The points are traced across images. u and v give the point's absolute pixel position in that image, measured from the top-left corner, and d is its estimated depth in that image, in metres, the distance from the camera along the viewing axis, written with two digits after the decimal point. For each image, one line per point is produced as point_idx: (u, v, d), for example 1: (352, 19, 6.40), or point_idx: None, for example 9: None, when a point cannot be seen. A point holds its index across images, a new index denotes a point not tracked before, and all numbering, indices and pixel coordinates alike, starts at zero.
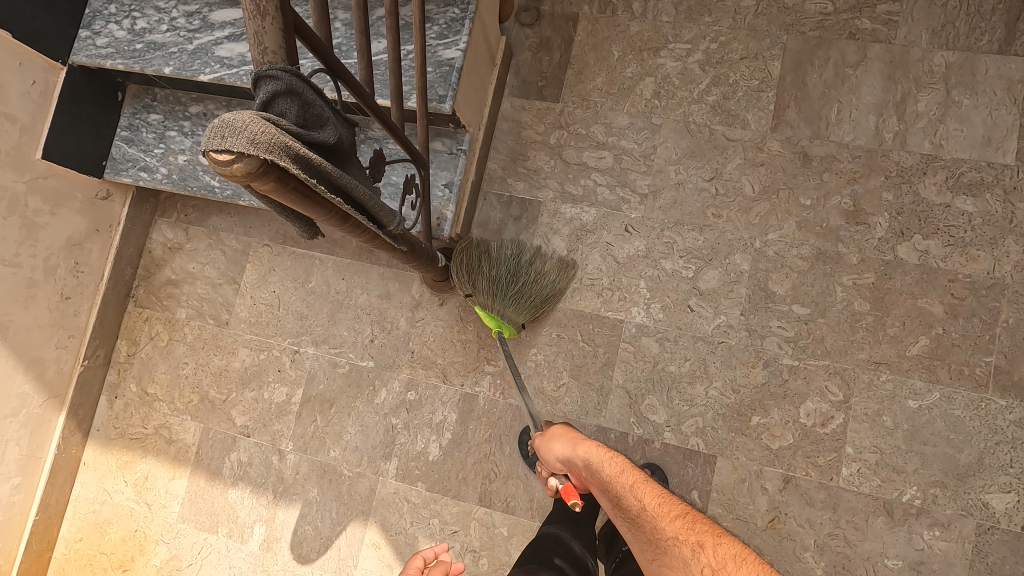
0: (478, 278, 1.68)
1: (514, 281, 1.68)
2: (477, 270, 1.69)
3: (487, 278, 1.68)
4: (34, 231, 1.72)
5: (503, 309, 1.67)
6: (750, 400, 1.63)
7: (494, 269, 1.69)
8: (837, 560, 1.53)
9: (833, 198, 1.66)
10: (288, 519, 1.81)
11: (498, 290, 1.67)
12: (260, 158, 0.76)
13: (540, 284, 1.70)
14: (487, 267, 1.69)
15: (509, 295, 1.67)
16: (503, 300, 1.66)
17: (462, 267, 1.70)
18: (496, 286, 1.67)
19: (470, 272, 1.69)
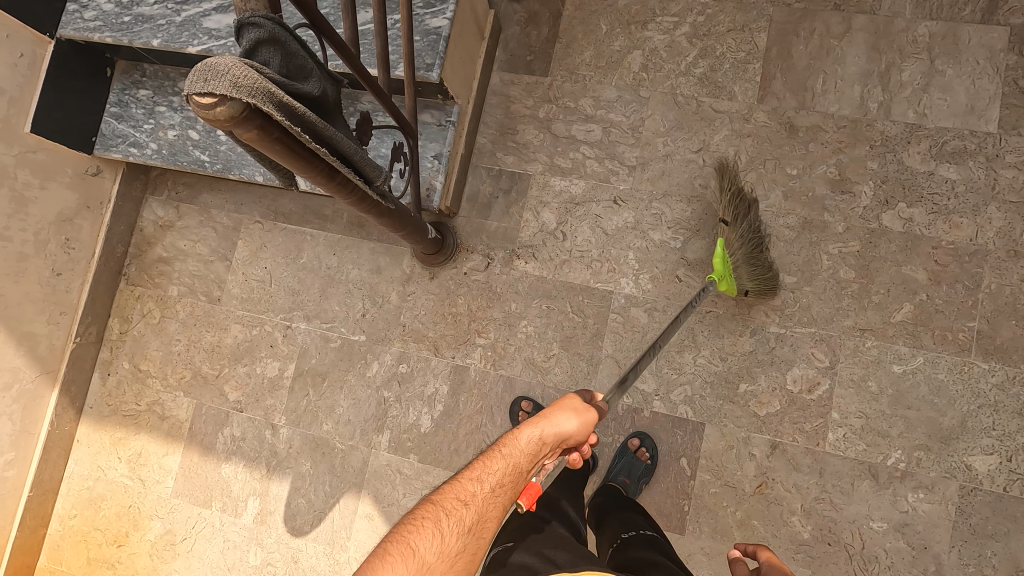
0: (744, 222, 1.59)
1: (761, 248, 1.60)
2: (744, 211, 1.60)
3: (748, 226, 1.59)
4: (24, 205, 1.73)
5: (741, 262, 1.56)
6: (738, 367, 1.64)
7: (754, 221, 1.60)
8: (824, 524, 1.55)
9: (819, 167, 1.68)
10: (282, 493, 1.82)
11: (750, 244, 1.58)
12: (242, 102, 0.78)
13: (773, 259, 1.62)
14: (750, 216, 1.60)
15: (755, 255, 1.58)
16: (748, 254, 1.57)
17: (730, 198, 1.60)
18: (751, 242, 1.58)
19: (734, 207, 1.59)
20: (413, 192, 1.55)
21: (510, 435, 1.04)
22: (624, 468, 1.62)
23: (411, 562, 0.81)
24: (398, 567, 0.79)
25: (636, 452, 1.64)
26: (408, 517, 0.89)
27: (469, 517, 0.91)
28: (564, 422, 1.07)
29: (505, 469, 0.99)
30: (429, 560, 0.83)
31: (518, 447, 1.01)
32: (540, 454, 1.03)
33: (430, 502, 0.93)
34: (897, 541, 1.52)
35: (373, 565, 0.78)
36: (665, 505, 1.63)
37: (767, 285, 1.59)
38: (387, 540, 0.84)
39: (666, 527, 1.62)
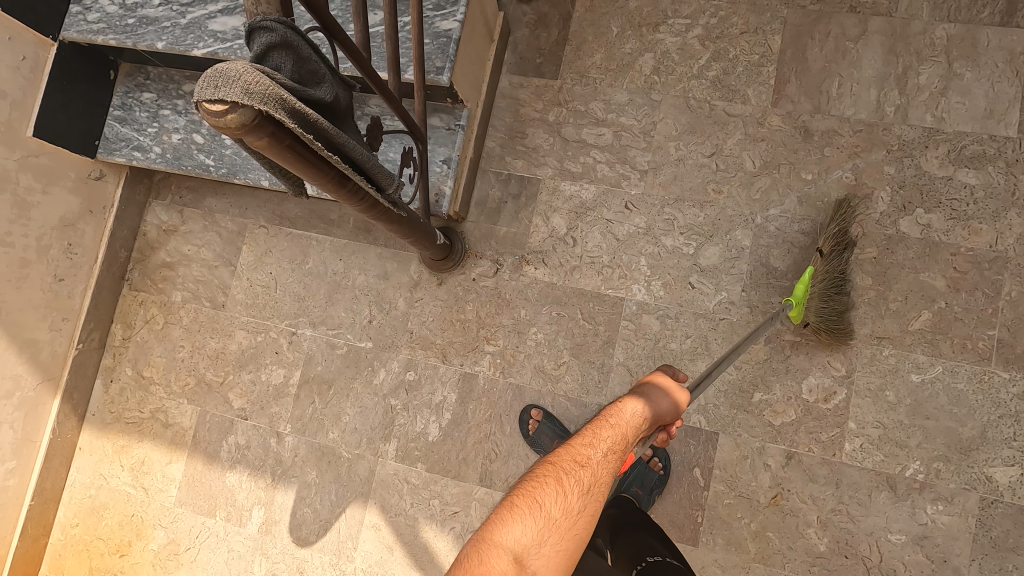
0: (836, 258, 1.55)
1: (841, 288, 1.56)
2: (842, 250, 1.56)
3: (838, 263, 1.55)
4: (27, 210, 1.70)
5: (816, 295, 1.54)
6: (753, 376, 1.61)
7: (846, 261, 1.56)
8: (841, 536, 1.52)
9: (834, 172, 1.65)
10: (287, 502, 1.79)
11: (831, 280, 1.55)
12: (254, 109, 0.75)
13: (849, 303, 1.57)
14: (845, 254, 1.56)
15: (831, 292, 1.54)
16: (825, 289, 1.54)
17: (836, 231, 1.55)
18: (834, 279, 1.55)
19: (835, 241, 1.55)
20: (421, 197, 1.53)
21: (618, 404, 1.03)
22: (637, 479, 1.60)
23: (538, 517, 0.83)
24: (525, 522, 0.82)
25: (648, 462, 1.61)
26: (531, 474, 0.91)
27: (588, 478, 0.90)
28: (661, 402, 1.06)
29: (615, 435, 0.97)
30: (554, 517, 0.84)
31: (625, 417, 1.00)
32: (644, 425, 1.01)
33: (550, 460, 0.93)
34: (916, 554, 1.49)
35: (501, 518, 0.82)
36: (678, 516, 1.60)
37: (836, 326, 1.54)
38: (512, 495, 0.87)
39: (679, 539, 1.59)
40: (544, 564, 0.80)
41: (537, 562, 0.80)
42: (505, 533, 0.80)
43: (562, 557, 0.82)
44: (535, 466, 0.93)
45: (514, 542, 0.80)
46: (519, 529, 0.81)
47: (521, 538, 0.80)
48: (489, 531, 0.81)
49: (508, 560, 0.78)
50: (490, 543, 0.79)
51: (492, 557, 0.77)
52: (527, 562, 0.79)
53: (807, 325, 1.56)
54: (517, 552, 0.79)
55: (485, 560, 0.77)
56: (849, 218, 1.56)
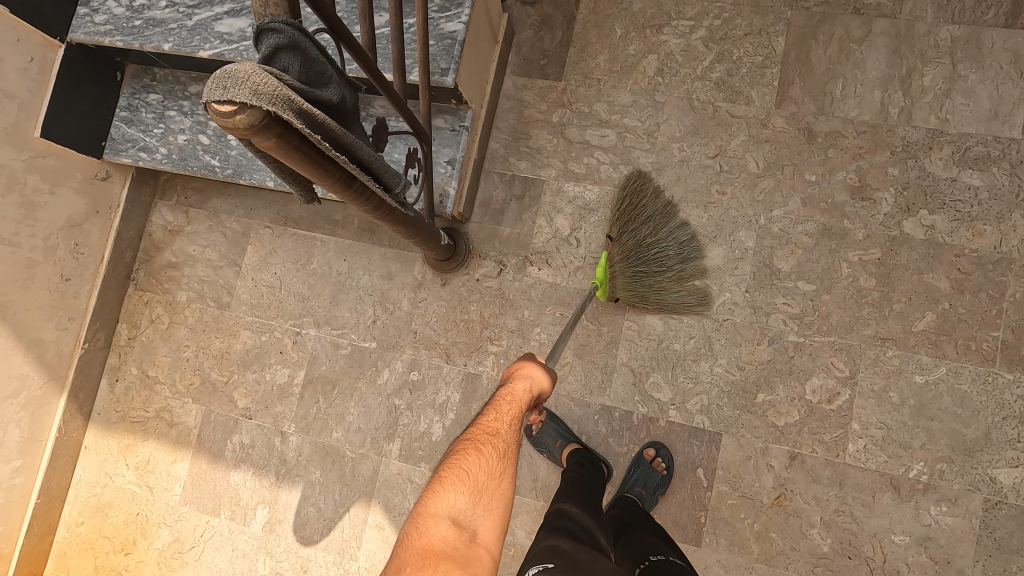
0: (631, 234, 1.64)
1: (646, 260, 1.63)
2: (632, 227, 1.65)
3: (635, 240, 1.64)
4: (33, 211, 1.71)
5: (619, 270, 1.62)
6: (756, 377, 1.62)
7: (644, 234, 1.64)
8: (844, 537, 1.52)
9: (838, 173, 1.65)
10: (291, 501, 1.80)
11: (634, 255, 1.63)
12: (263, 110, 0.76)
13: (666, 270, 1.64)
14: (642, 230, 1.64)
15: (633, 268, 1.62)
16: (627, 265, 1.62)
17: (620, 212, 1.67)
18: (636, 254, 1.63)
19: (621, 223, 1.66)
20: (426, 198, 1.53)
21: (510, 383, 1.16)
22: (640, 479, 1.58)
23: (466, 484, 0.98)
24: (457, 490, 0.96)
25: (651, 462, 1.61)
26: (451, 452, 1.05)
27: (500, 446, 1.05)
28: (537, 381, 1.18)
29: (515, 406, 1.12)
30: (480, 482, 0.99)
31: (519, 392, 1.14)
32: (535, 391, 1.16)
33: (467, 437, 1.07)
34: (920, 555, 1.49)
35: (434, 492, 0.96)
36: (681, 517, 1.60)
37: (644, 296, 1.64)
38: (440, 470, 1.00)
39: (682, 540, 1.59)
40: (477, 520, 0.95)
41: (472, 519, 0.94)
42: (439, 504, 0.94)
43: (495, 512, 0.97)
44: (455, 443, 1.07)
45: (449, 510, 0.94)
46: (453, 498, 0.95)
47: (455, 504, 0.95)
48: (424, 505, 0.94)
49: (447, 524, 0.92)
50: (428, 515, 0.92)
51: (432, 524, 0.91)
52: (464, 522, 0.93)
53: (619, 300, 1.66)
54: (453, 516, 0.93)
55: (427, 528, 0.90)
56: (634, 198, 1.67)
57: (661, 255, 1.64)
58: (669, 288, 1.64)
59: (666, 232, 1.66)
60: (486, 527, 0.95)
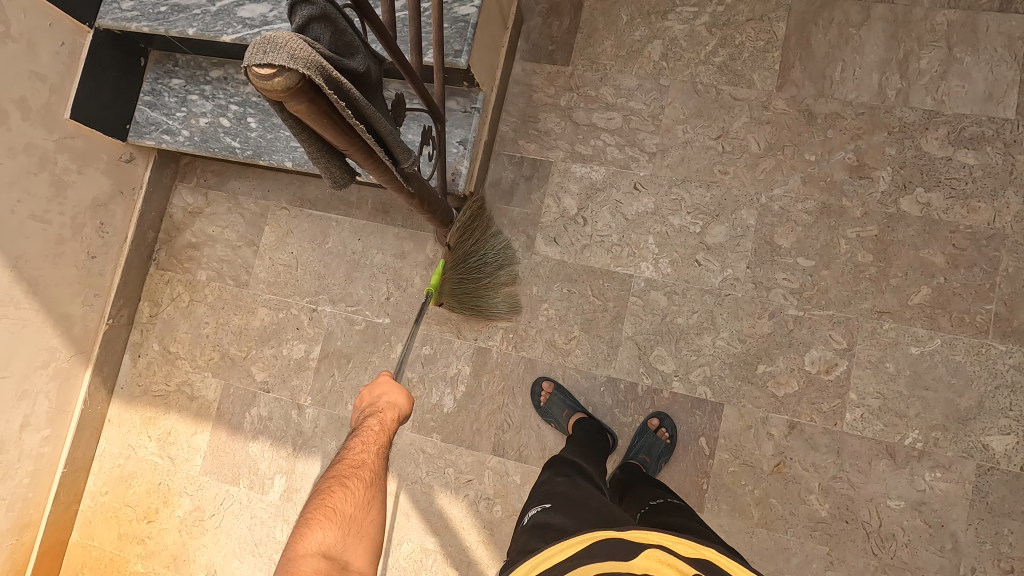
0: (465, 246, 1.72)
1: (473, 268, 1.75)
2: (463, 239, 1.73)
3: (464, 252, 1.73)
4: (63, 189, 1.78)
5: (449, 281, 1.72)
6: (757, 349, 1.67)
7: (470, 246, 1.73)
8: (842, 502, 1.58)
9: (837, 153, 1.71)
10: (308, 471, 1.87)
11: (461, 265, 1.73)
12: (299, 74, 0.83)
13: (485, 277, 1.76)
14: (468, 242, 1.73)
15: (461, 277, 1.73)
16: (454, 276, 1.72)
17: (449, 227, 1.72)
18: (463, 263, 1.73)
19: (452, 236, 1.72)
20: (439, 175, 1.59)
21: (375, 413, 1.27)
22: (644, 447, 1.64)
23: (335, 520, 1.06)
24: (325, 527, 1.04)
25: (656, 431, 1.67)
26: (318, 490, 1.13)
27: (367, 476, 1.15)
28: (399, 403, 1.30)
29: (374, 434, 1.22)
30: (348, 514, 1.08)
31: (386, 423, 1.25)
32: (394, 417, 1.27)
33: (333, 473, 1.16)
34: (914, 519, 1.54)
35: (303, 531, 1.03)
36: (685, 484, 1.66)
37: (465, 301, 1.76)
38: (308, 511, 1.08)
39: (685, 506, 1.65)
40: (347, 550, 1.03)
41: (343, 550, 1.03)
42: (309, 543, 1.02)
43: (365, 539, 1.06)
44: (321, 481, 1.15)
45: (319, 546, 1.02)
46: (321, 534, 1.03)
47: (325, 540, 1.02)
48: (295, 546, 1.01)
49: (318, 560, 1.00)
50: (298, 555, 0.99)
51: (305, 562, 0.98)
52: (335, 554, 1.02)
53: (443, 303, 1.77)
54: (324, 551, 1.01)
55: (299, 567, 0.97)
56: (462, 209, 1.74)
57: (482, 263, 1.76)
58: (488, 294, 1.77)
59: (485, 240, 1.77)
60: (359, 553, 1.04)
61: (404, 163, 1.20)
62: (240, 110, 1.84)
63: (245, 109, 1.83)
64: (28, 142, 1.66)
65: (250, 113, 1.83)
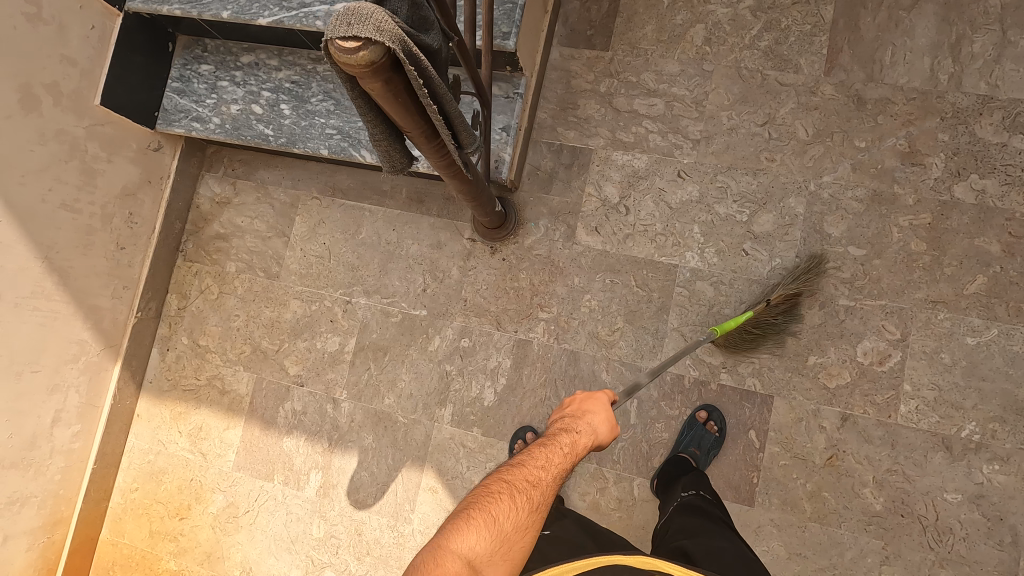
0: (775, 307, 1.61)
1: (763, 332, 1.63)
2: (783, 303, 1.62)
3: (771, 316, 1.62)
4: (93, 177, 1.73)
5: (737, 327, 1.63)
6: (807, 340, 1.64)
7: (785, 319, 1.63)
8: (897, 496, 1.55)
9: (888, 140, 1.67)
10: (345, 466, 1.84)
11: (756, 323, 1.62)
12: (384, 47, 0.78)
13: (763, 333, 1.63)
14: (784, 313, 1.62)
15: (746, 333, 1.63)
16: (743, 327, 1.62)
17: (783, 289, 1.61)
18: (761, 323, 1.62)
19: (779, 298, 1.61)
20: (485, 163, 1.55)
21: (572, 427, 1.13)
22: (694, 440, 1.62)
23: (490, 530, 0.92)
24: (479, 533, 0.91)
25: (705, 424, 1.64)
26: (482, 490, 1.00)
27: (536, 498, 1.00)
28: (599, 421, 1.15)
29: (557, 455, 1.07)
30: (505, 531, 0.93)
31: (580, 441, 1.11)
32: (585, 448, 1.12)
33: (504, 478, 1.02)
34: (972, 513, 1.52)
35: (458, 530, 0.90)
36: (735, 478, 1.63)
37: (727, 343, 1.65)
38: (467, 508, 0.95)
39: (735, 499, 1.63)
40: (495, 568, 0.90)
41: (490, 566, 0.89)
42: (460, 543, 0.89)
43: (509, 563, 0.92)
44: (489, 482, 1.02)
45: (468, 551, 0.88)
46: (473, 539, 0.90)
47: (476, 545, 0.90)
48: (444, 538, 0.89)
49: (463, 564, 0.86)
50: (447, 549, 0.87)
51: (449, 558, 0.86)
52: (479, 566, 0.88)
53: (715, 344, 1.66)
54: (468, 559, 0.88)
55: (441, 560, 0.85)
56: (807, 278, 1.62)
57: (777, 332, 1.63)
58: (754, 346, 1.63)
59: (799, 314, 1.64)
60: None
61: (468, 149, 1.14)
62: (273, 96, 1.79)
63: (278, 96, 1.78)
64: (59, 128, 1.62)
65: (283, 100, 1.78)
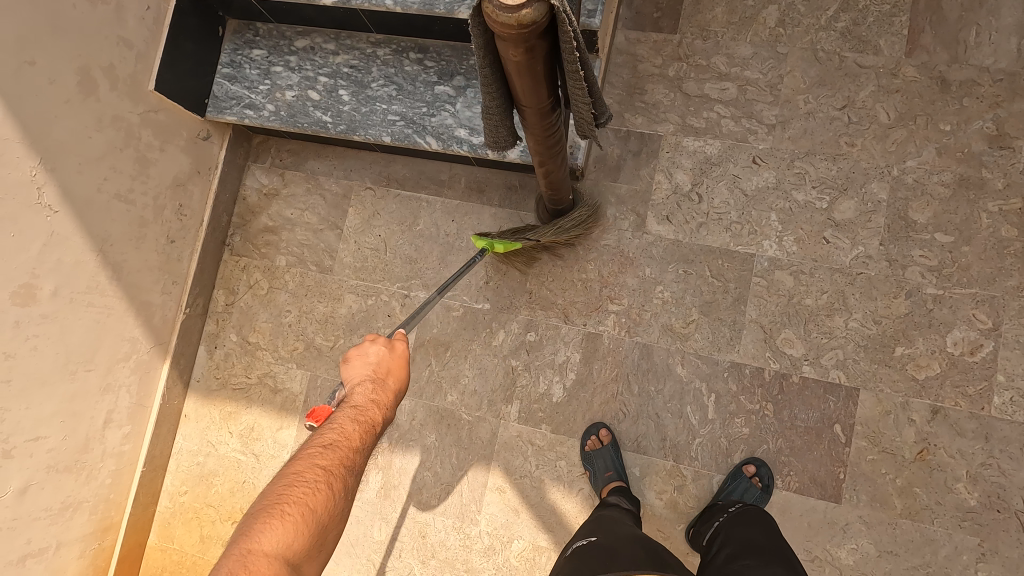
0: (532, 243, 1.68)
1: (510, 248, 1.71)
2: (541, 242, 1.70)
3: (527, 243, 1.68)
4: (146, 166, 1.65)
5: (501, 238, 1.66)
6: (894, 330, 1.58)
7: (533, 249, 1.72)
8: (993, 490, 1.50)
9: (975, 122, 1.61)
10: (407, 466, 1.77)
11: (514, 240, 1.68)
12: (546, 6, 0.79)
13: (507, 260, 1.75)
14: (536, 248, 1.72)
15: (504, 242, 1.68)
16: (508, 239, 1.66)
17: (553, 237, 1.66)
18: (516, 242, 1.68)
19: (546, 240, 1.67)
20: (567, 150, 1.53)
21: (378, 394, 1.12)
22: (738, 491, 1.54)
23: (305, 523, 0.89)
24: (295, 531, 0.88)
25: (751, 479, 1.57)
26: (294, 476, 0.95)
27: (349, 479, 0.98)
28: (396, 381, 1.17)
29: (365, 430, 1.05)
30: (321, 521, 0.91)
31: (383, 410, 1.11)
32: (389, 414, 1.12)
33: (317, 460, 0.97)
34: None
35: (269, 527, 0.86)
36: (820, 473, 1.58)
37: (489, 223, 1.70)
38: (279, 501, 0.90)
39: (821, 497, 1.57)
40: (309, 560, 0.89)
41: (305, 560, 0.88)
42: (273, 543, 0.85)
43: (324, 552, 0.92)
44: (299, 465, 0.97)
45: (281, 550, 0.85)
46: (288, 538, 0.87)
47: (290, 543, 0.87)
48: (252, 539, 0.85)
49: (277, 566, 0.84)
50: (259, 553, 0.83)
51: (260, 564, 0.83)
52: (293, 565, 0.86)
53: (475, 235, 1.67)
54: (282, 559, 0.85)
55: (253, 568, 0.81)
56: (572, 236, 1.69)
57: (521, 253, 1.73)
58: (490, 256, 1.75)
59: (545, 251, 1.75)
60: (316, 566, 0.90)
61: (602, 118, 1.11)
62: (331, 82, 1.71)
63: (336, 81, 1.71)
64: (115, 114, 1.54)
65: (342, 85, 1.70)
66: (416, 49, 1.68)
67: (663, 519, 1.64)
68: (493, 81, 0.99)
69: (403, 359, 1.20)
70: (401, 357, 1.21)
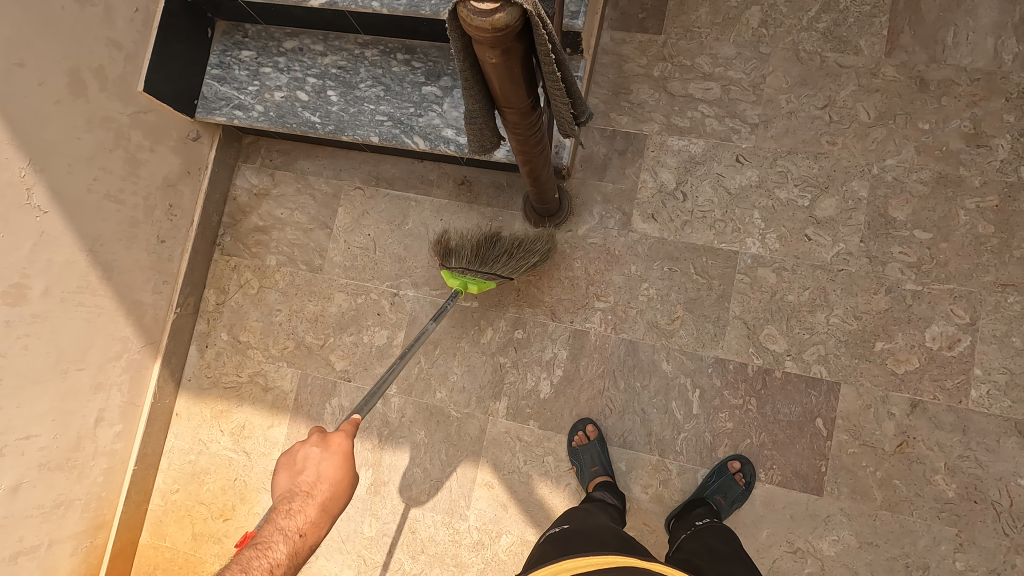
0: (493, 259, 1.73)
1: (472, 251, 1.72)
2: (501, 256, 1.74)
3: None
4: (136, 167, 1.67)
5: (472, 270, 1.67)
6: (874, 325, 1.61)
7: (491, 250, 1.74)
8: (970, 482, 1.53)
9: (952, 121, 1.64)
10: (396, 463, 1.79)
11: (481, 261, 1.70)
12: (520, 10, 0.81)
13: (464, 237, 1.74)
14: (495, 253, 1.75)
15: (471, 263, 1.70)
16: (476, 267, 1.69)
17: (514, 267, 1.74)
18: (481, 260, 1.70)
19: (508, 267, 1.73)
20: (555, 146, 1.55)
21: (288, 526, 1.10)
22: (721, 488, 1.58)
23: None
24: None
25: (734, 476, 1.60)
26: None
27: None
28: (315, 505, 1.15)
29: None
30: None
31: (287, 547, 1.09)
32: (297, 549, 1.09)
33: None
34: None
35: None
36: (802, 467, 1.61)
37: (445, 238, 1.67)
38: None
39: (803, 490, 1.60)
40: None
41: None
42: None
43: None
44: None
45: None
46: None
47: None
48: None
49: None
50: None
51: None
52: None
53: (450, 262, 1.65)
54: None
55: None
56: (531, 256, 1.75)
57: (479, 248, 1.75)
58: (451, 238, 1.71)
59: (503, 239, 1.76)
60: None
61: (580, 118, 1.13)
62: (319, 82, 1.73)
63: (324, 82, 1.72)
64: (105, 115, 1.56)
65: (330, 86, 1.72)
66: (403, 49, 1.70)
67: (649, 512, 1.66)
68: (472, 80, 1.00)
69: (324, 481, 1.18)
70: (326, 476, 1.18)
